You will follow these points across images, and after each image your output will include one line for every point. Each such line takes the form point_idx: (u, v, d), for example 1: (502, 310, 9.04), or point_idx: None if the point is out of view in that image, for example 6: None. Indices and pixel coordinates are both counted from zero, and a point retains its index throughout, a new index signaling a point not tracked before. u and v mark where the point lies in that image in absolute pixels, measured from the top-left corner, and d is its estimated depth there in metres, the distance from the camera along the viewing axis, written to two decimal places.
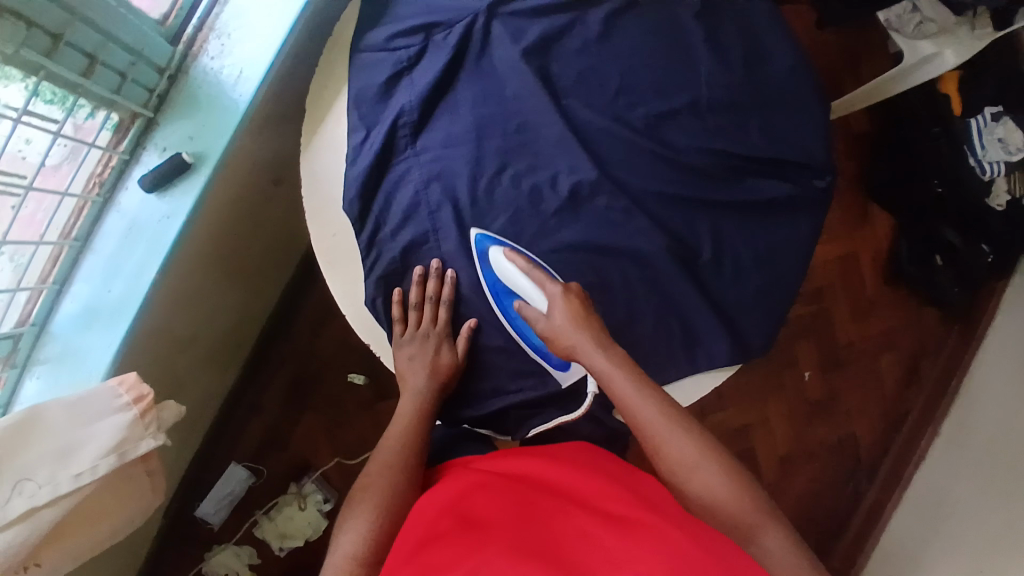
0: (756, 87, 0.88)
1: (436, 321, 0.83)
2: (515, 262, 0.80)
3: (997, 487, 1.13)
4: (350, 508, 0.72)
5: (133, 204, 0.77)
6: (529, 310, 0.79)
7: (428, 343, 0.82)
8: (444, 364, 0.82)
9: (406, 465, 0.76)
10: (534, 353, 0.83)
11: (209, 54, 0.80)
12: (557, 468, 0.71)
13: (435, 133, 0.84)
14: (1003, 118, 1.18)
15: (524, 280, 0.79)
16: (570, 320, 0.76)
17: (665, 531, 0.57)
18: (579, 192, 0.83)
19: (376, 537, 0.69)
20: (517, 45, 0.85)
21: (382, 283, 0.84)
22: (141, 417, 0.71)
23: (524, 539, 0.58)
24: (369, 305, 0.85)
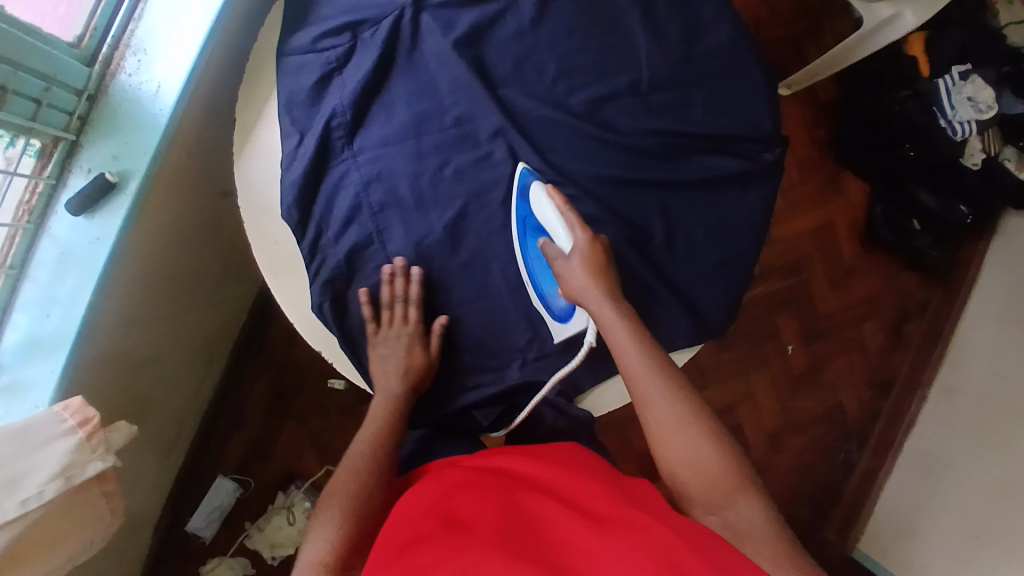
0: (732, 51, 0.78)
1: (409, 320, 0.68)
2: (556, 200, 0.68)
3: (995, 441, 1.11)
4: (319, 510, 0.61)
5: (63, 229, 0.59)
6: (552, 248, 0.68)
7: (400, 344, 0.68)
8: (417, 365, 0.68)
9: (379, 470, 0.63)
10: (532, 295, 0.70)
11: (129, 70, 0.62)
12: (551, 469, 0.60)
13: (373, 132, 0.70)
14: (972, 76, 1.17)
15: (557, 222, 0.68)
16: (590, 269, 0.66)
17: (650, 529, 0.47)
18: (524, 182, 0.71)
19: (343, 540, 0.58)
20: (447, 38, 0.71)
21: (330, 287, 0.69)
22: (88, 440, 0.59)
23: (512, 538, 0.48)
24: (315, 312, 0.69)
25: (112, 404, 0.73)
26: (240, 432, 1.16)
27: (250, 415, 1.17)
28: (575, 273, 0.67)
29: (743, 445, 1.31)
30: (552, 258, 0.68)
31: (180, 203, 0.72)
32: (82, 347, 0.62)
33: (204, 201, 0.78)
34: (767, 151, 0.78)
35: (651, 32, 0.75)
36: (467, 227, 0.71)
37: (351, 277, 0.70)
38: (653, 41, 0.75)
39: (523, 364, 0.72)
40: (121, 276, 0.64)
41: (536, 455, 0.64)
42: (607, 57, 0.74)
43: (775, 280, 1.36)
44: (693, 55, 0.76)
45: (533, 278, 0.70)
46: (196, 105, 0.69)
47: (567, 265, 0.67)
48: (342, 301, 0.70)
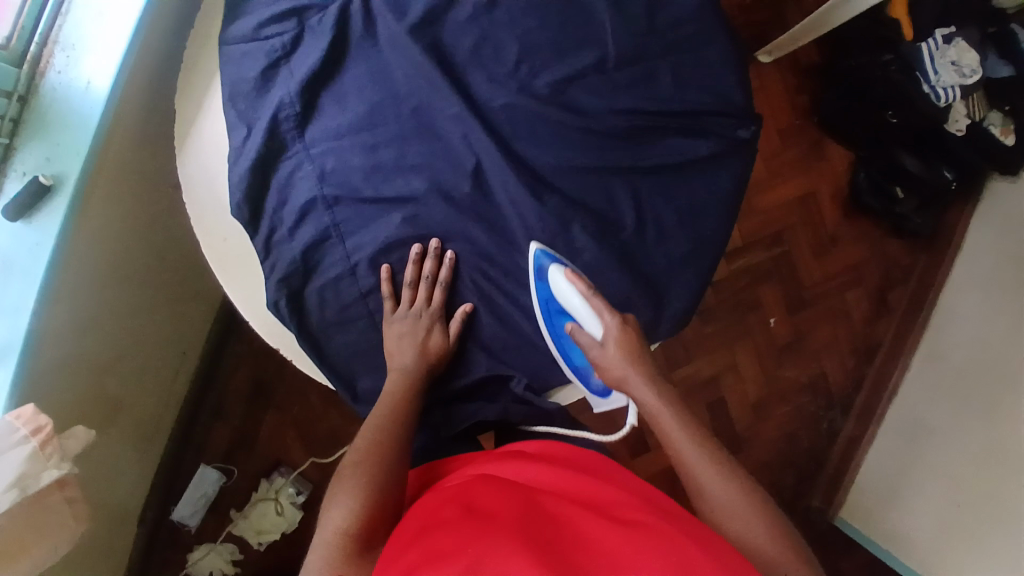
0: (699, 24, 0.74)
1: (432, 301, 0.69)
2: (578, 286, 0.66)
3: (978, 407, 1.11)
4: (339, 484, 0.61)
5: (4, 237, 0.58)
6: (585, 336, 0.68)
7: (420, 325, 0.68)
8: (435, 347, 0.68)
9: (397, 447, 0.63)
10: (571, 374, 0.71)
11: (58, 67, 0.59)
12: (564, 470, 0.60)
13: (325, 123, 0.68)
14: (955, 39, 1.12)
15: (583, 308, 0.67)
16: (625, 356, 0.66)
17: (661, 528, 0.47)
18: (484, 173, 0.69)
19: (365, 510, 0.57)
20: (402, 23, 0.68)
21: (285, 284, 0.67)
22: (42, 449, 0.58)
23: (530, 529, 0.48)
24: (272, 309, 0.67)
25: (77, 405, 0.73)
26: (221, 423, 1.16)
27: (230, 405, 1.16)
28: (614, 361, 0.67)
29: (727, 418, 1.31)
30: (583, 344, 0.68)
31: (125, 201, 0.70)
32: (33, 354, 0.61)
33: (152, 197, 0.75)
34: (744, 128, 0.75)
35: (615, 8, 0.72)
36: (426, 220, 0.69)
37: (307, 274, 0.68)
38: (618, 17, 0.72)
39: (491, 356, 0.72)
40: (69, 280, 0.63)
41: (550, 455, 0.64)
42: (568, 36, 0.71)
43: (758, 252, 1.34)
44: (659, 31, 0.73)
45: (569, 358, 0.71)
46: (134, 98, 0.66)
47: (604, 353, 0.67)
48: (299, 298, 0.68)
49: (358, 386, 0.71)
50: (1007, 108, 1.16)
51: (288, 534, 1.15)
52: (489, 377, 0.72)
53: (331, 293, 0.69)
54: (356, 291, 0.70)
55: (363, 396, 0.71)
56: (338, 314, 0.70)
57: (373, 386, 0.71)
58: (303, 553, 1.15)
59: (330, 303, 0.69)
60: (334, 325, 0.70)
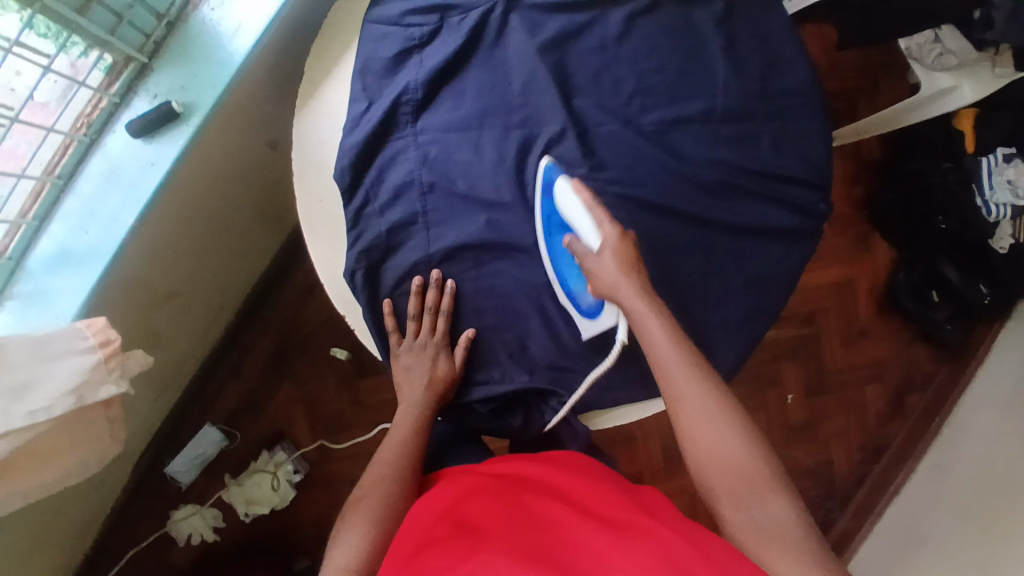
0: (805, 95, 0.77)
1: (435, 332, 0.69)
2: (582, 195, 0.64)
3: (974, 521, 1.09)
4: (343, 521, 0.61)
5: (120, 149, 0.59)
6: (581, 249, 0.64)
7: (426, 354, 0.69)
8: (441, 376, 0.69)
9: (400, 473, 0.64)
10: (565, 301, 0.69)
11: (212, 4, 0.61)
12: (561, 477, 0.61)
13: (439, 115, 0.70)
14: (1015, 160, 1.13)
15: (584, 218, 0.64)
16: (619, 267, 0.62)
17: (655, 532, 0.49)
18: None
19: (372, 546, 0.58)
20: (533, 40, 0.70)
21: (365, 257, 0.69)
22: (106, 362, 0.58)
23: (526, 544, 0.49)
24: (347, 277, 0.69)
25: (125, 332, 0.74)
26: (235, 385, 1.14)
27: (249, 371, 1.14)
28: (609, 269, 0.62)
29: None
30: (578, 255, 0.64)
31: (230, 144, 0.71)
32: (111, 271, 0.61)
33: (252, 148, 0.77)
34: (825, 202, 0.78)
35: (732, 64, 0.74)
36: (511, 226, 0.70)
37: (388, 251, 0.70)
38: (733, 74, 0.74)
39: (542, 366, 0.71)
40: (161, 209, 0.64)
41: (548, 458, 0.66)
42: (684, 82, 0.73)
43: (787, 327, 1.36)
44: (768, 94, 0.75)
45: (563, 279, 0.69)
46: (268, 52, 0.69)
47: (596, 264, 0.63)
48: (376, 271, 0.70)
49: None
50: None
51: (272, 513, 1.13)
52: (530, 389, 0.71)
53: (404, 276, 0.70)
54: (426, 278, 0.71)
55: None
56: (407, 296, 0.71)
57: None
58: (286, 532, 1.13)
59: (398, 288, 0.70)
60: (401, 308, 0.71)
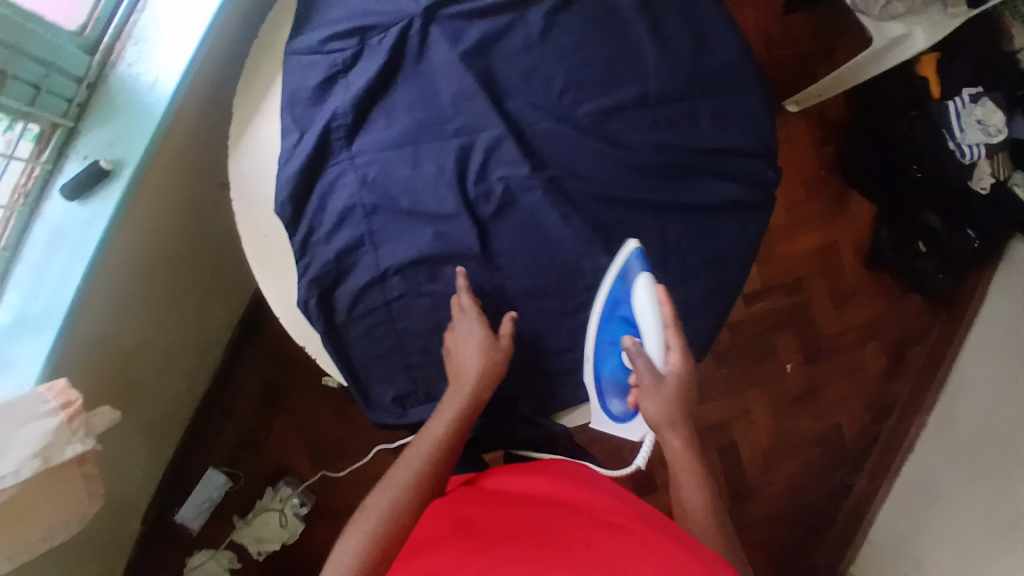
0: (736, 66, 0.77)
1: (465, 308, 0.67)
2: (663, 306, 0.65)
3: (985, 467, 1.10)
4: (368, 508, 0.59)
5: (59, 213, 0.61)
6: (644, 363, 0.66)
7: (466, 333, 0.67)
8: (483, 349, 0.66)
9: (433, 468, 0.63)
10: (590, 381, 0.70)
11: (129, 60, 0.63)
12: (562, 481, 0.64)
13: (372, 135, 0.70)
14: (982, 99, 1.16)
15: (656, 328, 0.66)
16: (674, 391, 0.67)
17: (654, 538, 0.51)
18: (511, 193, 0.70)
19: (388, 537, 0.57)
20: (455, 50, 0.71)
21: (317, 285, 0.69)
22: (69, 423, 0.60)
23: (528, 542, 0.53)
24: (301, 307, 0.69)
25: (99, 389, 0.74)
26: (231, 426, 1.15)
27: (243, 410, 1.15)
28: (670, 398, 0.67)
29: (736, 463, 1.31)
30: (633, 355, 0.68)
31: (173, 192, 0.72)
32: (68, 330, 0.62)
33: (198, 192, 0.78)
34: (772, 169, 0.78)
35: (659, 45, 0.74)
36: (455, 237, 0.69)
37: (339, 277, 0.70)
38: (662, 55, 0.74)
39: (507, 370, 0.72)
40: (112, 263, 0.66)
41: (559, 466, 0.68)
42: (614, 69, 0.73)
43: (777, 297, 1.34)
44: (699, 70, 0.75)
45: (597, 365, 0.70)
46: (193, 98, 0.70)
47: (657, 386, 0.66)
48: (329, 298, 0.70)
49: (372, 393, 0.72)
50: None
51: (284, 547, 1.14)
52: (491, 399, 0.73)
53: (357, 298, 0.70)
54: (380, 298, 0.70)
55: (377, 403, 0.73)
56: (363, 317, 0.70)
57: (387, 393, 0.72)
58: (300, 565, 1.14)
59: (353, 312, 0.70)
60: (362, 333, 0.71)
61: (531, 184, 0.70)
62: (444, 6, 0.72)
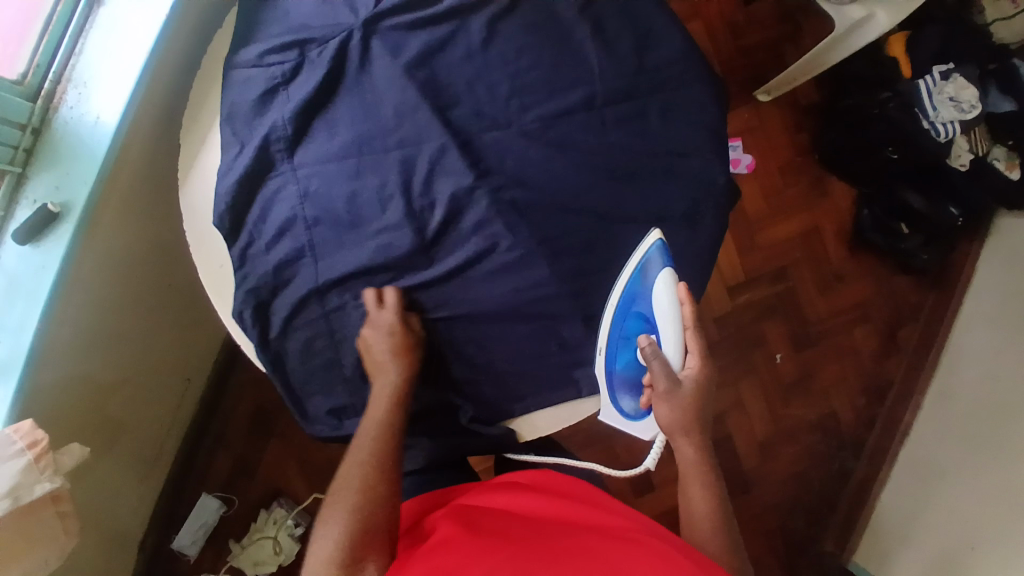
0: (683, 64, 0.78)
1: (384, 306, 0.68)
2: (685, 306, 0.68)
3: (985, 444, 1.09)
4: (332, 508, 0.61)
5: (12, 258, 0.63)
6: (661, 364, 0.68)
7: (380, 326, 0.67)
8: (400, 343, 0.67)
9: (381, 455, 0.64)
10: (600, 373, 0.70)
11: (70, 102, 0.66)
12: (567, 502, 0.65)
13: (313, 148, 0.70)
14: (953, 75, 1.14)
15: (676, 330, 0.68)
16: (689, 394, 0.68)
17: (663, 549, 0.53)
18: (458, 202, 0.69)
19: (353, 536, 0.58)
20: (397, 62, 0.70)
21: (252, 297, 0.70)
22: (36, 462, 0.61)
23: (538, 547, 0.54)
24: (235, 317, 0.71)
25: (76, 426, 0.75)
26: (223, 451, 1.15)
27: (233, 434, 1.16)
28: (687, 405, 0.68)
29: (733, 457, 1.29)
30: (648, 355, 0.68)
31: (131, 229, 0.74)
32: (33, 372, 0.65)
33: (158, 225, 0.79)
34: (727, 163, 0.78)
35: (604, 47, 0.74)
36: (389, 249, 0.69)
37: (277, 288, 0.71)
38: (607, 56, 0.74)
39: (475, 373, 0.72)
40: (72, 302, 0.67)
41: (556, 485, 0.69)
42: (562, 72, 0.73)
43: (761, 287, 1.33)
44: (647, 69, 0.76)
45: (610, 359, 0.70)
46: (141, 133, 0.71)
47: (675, 390, 0.68)
48: (264, 309, 0.71)
49: (307, 405, 0.73)
50: (1010, 143, 1.18)
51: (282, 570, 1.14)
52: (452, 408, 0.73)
53: (295, 311, 0.70)
54: (318, 312, 0.71)
55: (313, 417, 0.73)
56: (298, 329, 0.71)
57: (323, 405, 0.73)
58: None
59: (290, 324, 0.71)
60: (297, 348, 0.71)
61: (474, 194, 0.69)
62: (384, 17, 0.72)
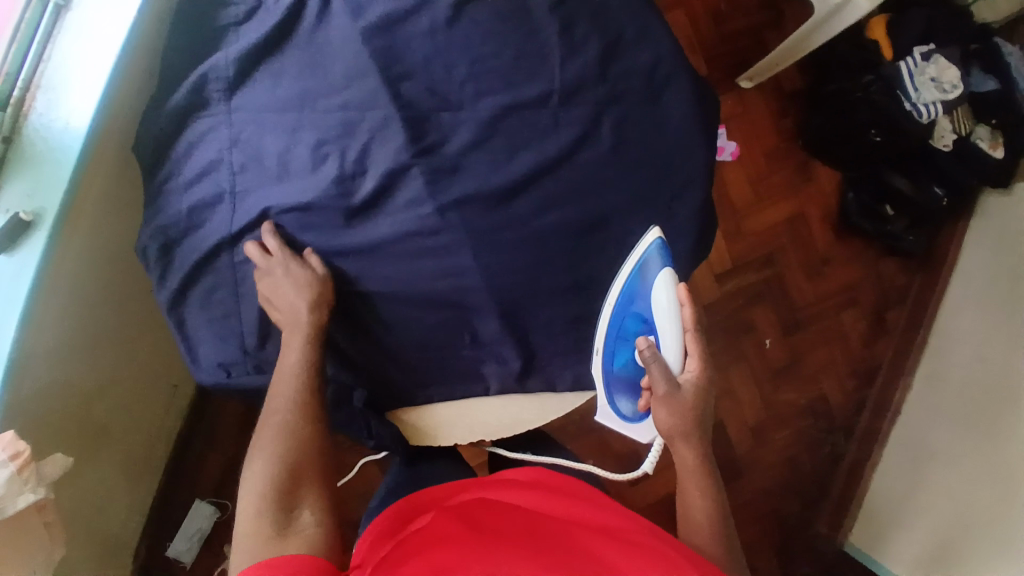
0: (655, 44, 0.76)
1: (273, 252, 0.66)
2: (685, 308, 0.69)
3: (973, 422, 1.10)
4: (258, 445, 0.59)
5: None
6: (660, 367, 0.67)
7: (280, 273, 0.65)
8: (304, 279, 0.64)
9: (305, 398, 0.62)
10: (598, 374, 0.72)
11: (39, 109, 0.65)
12: (562, 502, 0.65)
13: (252, 94, 0.69)
14: (934, 57, 1.15)
15: (674, 331, 0.68)
16: (690, 398, 0.68)
17: (661, 550, 0.53)
18: (392, 183, 0.68)
19: (280, 476, 0.57)
20: (356, 23, 0.69)
21: (160, 235, 0.69)
22: (20, 473, 0.60)
23: (535, 548, 0.53)
24: (139, 251, 0.70)
25: (61, 436, 0.74)
26: (214, 455, 1.15)
27: (224, 438, 1.15)
28: (685, 409, 0.67)
29: (726, 443, 1.30)
30: (647, 358, 0.67)
31: (108, 235, 0.73)
32: (14, 383, 0.64)
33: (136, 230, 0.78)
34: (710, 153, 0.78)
35: (583, 39, 0.74)
36: (309, 207, 0.67)
37: (186, 231, 0.69)
38: (587, 47, 0.74)
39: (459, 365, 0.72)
40: (49, 310, 0.67)
41: (551, 484, 0.69)
42: (541, 65, 0.73)
43: (749, 273, 1.33)
44: (626, 58, 0.75)
45: (607, 359, 0.72)
46: (114, 138, 0.70)
47: (674, 393, 0.67)
48: (170, 250, 0.70)
49: (197, 352, 0.69)
50: (994, 123, 1.18)
51: None
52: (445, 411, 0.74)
53: (200, 258, 0.68)
54: (226, 262, 0.68)
55: (202, 361, 0.69)
56: (200, 284, 0.69)
57: (213, 355, 0.68)
58: None
59: (191, 271, 0.68)
60: (197, 298, 0.69)
61: (410, 170, 0.68)
62: None
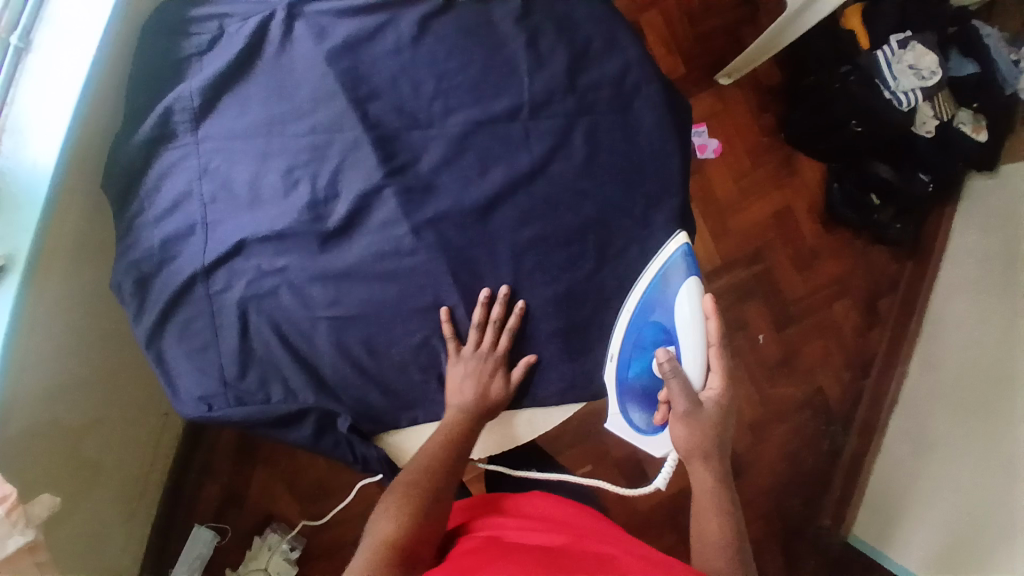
0: (628, 55, 0.76)
1: (494, 347, 0.69)
2: (709, 321, 0.67)
3: (970, 407, 1.10)
4: (388, 499, 0.63)
5: None
6: (679, 382, 0.65)
7: (485, 367, 0.69)
8: (495, 393, 0.69)
9: (445, 464, 0.66)
10: (611, 382, 0.70)
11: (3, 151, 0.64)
12: (567, 523, 0.64)
13: (220, 123, 0.69)
14: (911, 43, 1.15)
15: (697, 345, 0.66)
16: (712, 415, 0.67)
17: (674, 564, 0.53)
18: (365, 207, 0.68)
19: (404, 528, 0.60)
20: (320, 48, 0.70)
21: (133, 269, 0.69)
22: (8, 515, 0.60)
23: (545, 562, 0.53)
24: (115, 288, 0.69)
25: (51, 475, 0.75)
26: (212, 481, 1.15)
27: (220, 464, 1.16)
28: (704, 427, 0.66)
29: None
30: (666, 372, 0.65)
31: (82, 271, 0.73)
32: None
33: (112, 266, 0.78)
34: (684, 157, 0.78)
35: (550, 50, 0.74)
36: (287, 229, 0.67)
37: (163, 262, 0.69)
38: (554, 58, 0.74)
39: (442, 386, 0.70)
40: (27, 351, 0.67)
41: (553, 505, 0.68)
42: (510, 79, 0.73)
43: (738, 270, 1.33)
44: (596, 67, 0.75)
45: (621, 367, 0.70)
46: (81, 176, 0.71)
47: (694, 410, 0.65)
48: (145, 283, 0.69)
49: (178, 386, 0.68)
50: (976, 106, 1.19)
51: None
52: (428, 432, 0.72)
53: (177, 290, 0.67)
54: (202, 294, 0.68)
55: (180, 392, 0.67)
56: (177, 318, 0.68)
57: (194, 388, 0.67)
58: None
59: (168, 303, 0.67)
60: (177, 328, 0.68)
61: (382, 188, 0.68)
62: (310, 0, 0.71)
